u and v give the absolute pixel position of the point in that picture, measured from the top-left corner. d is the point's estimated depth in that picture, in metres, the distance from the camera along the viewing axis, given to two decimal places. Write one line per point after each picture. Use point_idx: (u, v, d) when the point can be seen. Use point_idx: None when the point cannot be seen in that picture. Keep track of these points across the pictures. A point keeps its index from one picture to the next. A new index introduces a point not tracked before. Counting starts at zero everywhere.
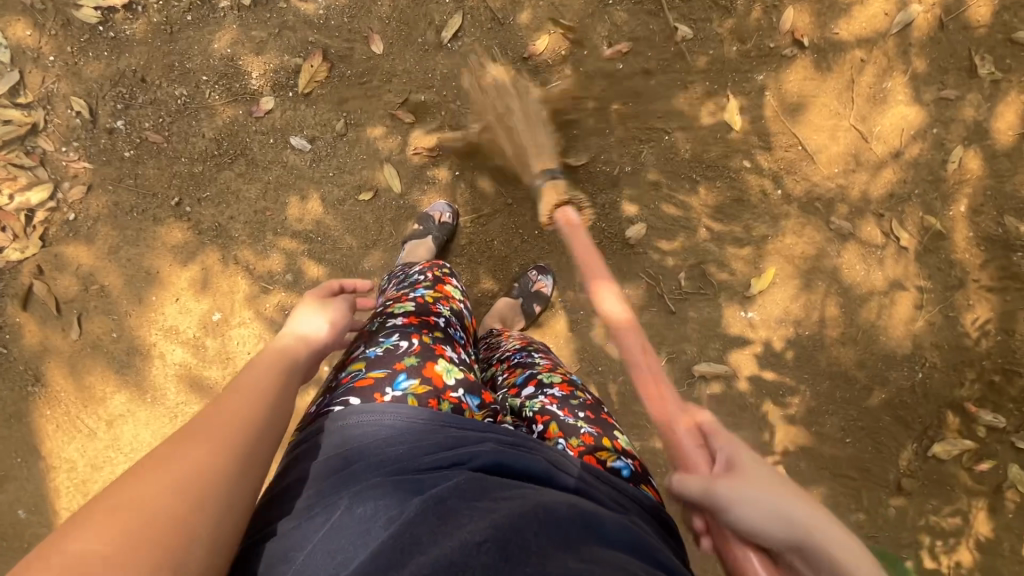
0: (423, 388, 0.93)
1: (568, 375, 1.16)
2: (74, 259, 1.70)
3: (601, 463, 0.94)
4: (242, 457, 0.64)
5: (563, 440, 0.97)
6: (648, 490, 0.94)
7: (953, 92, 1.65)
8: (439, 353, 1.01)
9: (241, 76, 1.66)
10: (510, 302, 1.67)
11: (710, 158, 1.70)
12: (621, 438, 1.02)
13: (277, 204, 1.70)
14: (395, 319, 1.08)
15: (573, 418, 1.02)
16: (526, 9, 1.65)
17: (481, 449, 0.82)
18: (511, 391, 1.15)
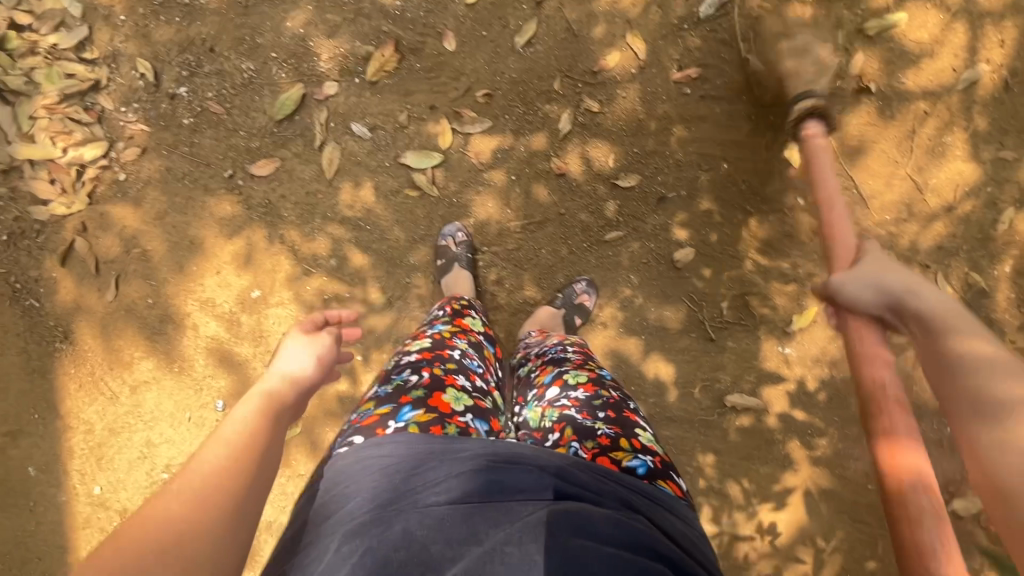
0: (428, 416, 0.96)
1: (596, 373, 1.18)
2: (120, 220, 1.68)
3: (615, 464, 0.92)
4: (215, 521, 0.67)
5: (577, 444, 0.96)
6: (669, 486, 0.92)
7: (1010, 154, 1.69)
8: (448, 382, 1.06)
9: (310, 57, 1.66)
10: (549, 311, 1.67)
11: (765, 192, 1.70)
12: (642, 435, 1.00)
13: (330, 188, 1.69)
14: (410, 355, 1.13)
15: (591, 420, 1.02)
16: (601, 23, 1.65)
17: (466, 470, 0.81)
18: (540, 391, 1.19)
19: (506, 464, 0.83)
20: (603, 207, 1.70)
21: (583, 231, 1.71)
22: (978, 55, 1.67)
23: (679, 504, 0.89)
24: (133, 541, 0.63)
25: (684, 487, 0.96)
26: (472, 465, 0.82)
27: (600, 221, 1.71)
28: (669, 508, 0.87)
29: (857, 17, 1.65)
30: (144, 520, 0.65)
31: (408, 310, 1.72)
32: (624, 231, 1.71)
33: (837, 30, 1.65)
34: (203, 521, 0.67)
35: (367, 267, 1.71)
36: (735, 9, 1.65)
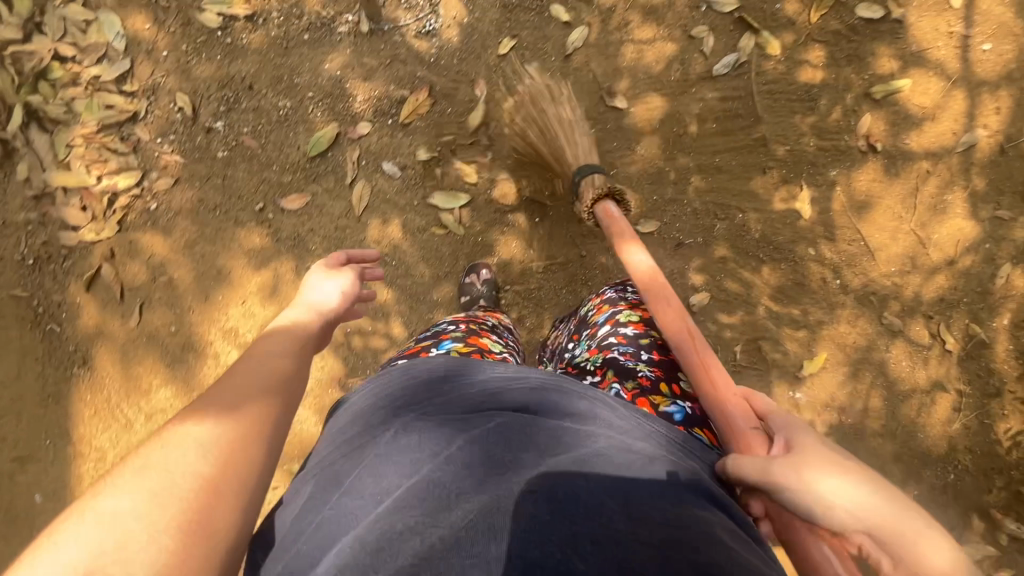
0: (466, 347, 1.18)
1: (648, 313, 1.29)
2: (148, 248, 1.70)
3: (654, 407, 1.03)
4: (247, 429, 0.73)
5: (618, 384, 1.09)
6: (703, 433, 1.00)
7: (1006, 213, 1.78)
8: (484, 334, 1.27)
9: (346, 98, 1.72)
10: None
11: (777, 241, 1.77)
12: (684, 381, 1.11)
13: (359, 224, 1.74)
14: (451, 321, 1.34)
15: (634, 361, 1.14)
16: (626, 77, 1.73)
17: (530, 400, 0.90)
18: (592, 331, 1.33)
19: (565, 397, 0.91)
20: None
21: (603, 272, 1.75)
22: (976, 121, 1.77)
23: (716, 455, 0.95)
24: (175, 441, 0.69)
25: None
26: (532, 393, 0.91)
27: (619, 264, 1.77)
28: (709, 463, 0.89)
29: (865, 80, 1.75)
30: (187, 421, 0.72)
31: None
32: None
33: (847, 92, 1.75)
34: (240, 426, 0.73)
35: (391, 301, 1.74)
36: (750, 68, 1.73)
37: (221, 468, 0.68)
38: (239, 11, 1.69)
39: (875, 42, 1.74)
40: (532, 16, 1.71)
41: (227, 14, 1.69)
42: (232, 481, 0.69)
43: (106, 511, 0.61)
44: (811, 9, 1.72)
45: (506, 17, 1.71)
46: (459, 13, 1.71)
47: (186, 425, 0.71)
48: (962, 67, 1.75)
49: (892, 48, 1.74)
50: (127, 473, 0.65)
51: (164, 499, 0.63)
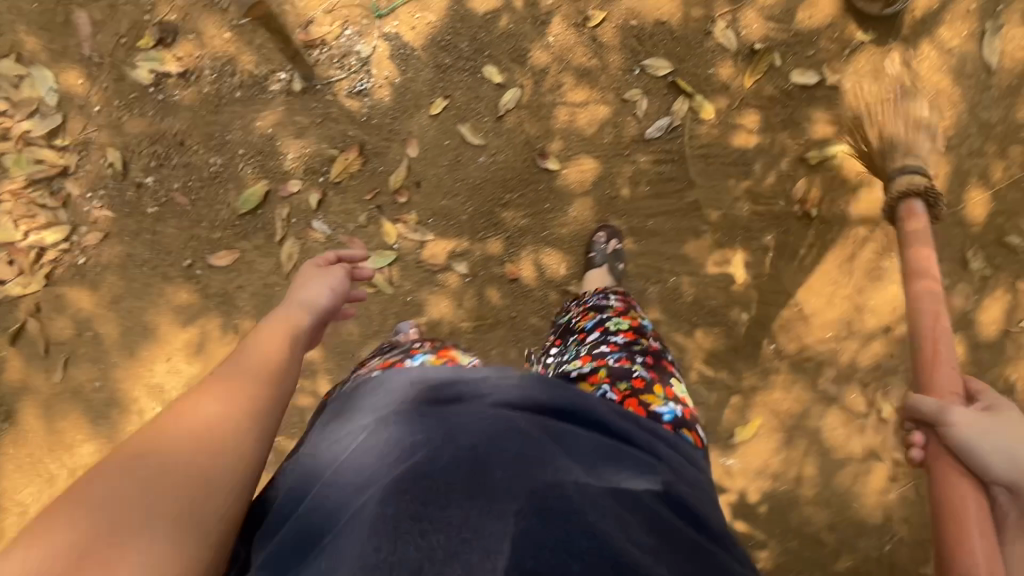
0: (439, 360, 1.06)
1: (636, 325, 1.29)
2: (75, 302, 1.70)
3: (645, 405, 0.97)
4: (242, 419, 0.69)
5: (609, 386, 1.03)
6: (690, 435, 0.96)
7: (944, 280, 1.77)
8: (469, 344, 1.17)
9: (277, 156, 1.71)
10: (600, 273, 1.67)
11: (711, 305, 1.76)
12: (675, 386, 1.08)
13: (287, 281, 1.72)
14: (438, 340, 1.20)
15: (629, 362, 1.11)
16: (559, 138, 1.72)
17: (512, 389, 0.77)
18: (581, 334, 1.31)
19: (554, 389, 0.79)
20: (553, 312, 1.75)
21: (533, 333, 1.74)
22: None
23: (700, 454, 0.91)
24: (167, 428, 0.64)
25: (705, 438, 0.98)
26: (512, 383, 0.78)
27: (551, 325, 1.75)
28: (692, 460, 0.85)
29: (800, 145, 1.73)
30: (180, 411, 0.67)
31: None
32: None
33: (782, 156, 1.73)
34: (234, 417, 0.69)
35: (319, 360, 1.73)
36: (683, 132, 1.72)
37: (213, 458, 0.63)
38: (171, 68, 1.70)
39: (811, 107, 1.72)
40: (465, 76, 1.70)
41: (159, 71, 1.70)
42: (224, 471, 0.64)
43: (98, 498, 0.55)
44: (745, 74, 1.71)
45: (439, 78, 1.70)
46: (391, 73, 1.70)
47: (180, 414, 0.66)
48: None
49: (828, 113, 1.72)
50: (116, 462, 0.59)
51: (159, 488, 0.58)
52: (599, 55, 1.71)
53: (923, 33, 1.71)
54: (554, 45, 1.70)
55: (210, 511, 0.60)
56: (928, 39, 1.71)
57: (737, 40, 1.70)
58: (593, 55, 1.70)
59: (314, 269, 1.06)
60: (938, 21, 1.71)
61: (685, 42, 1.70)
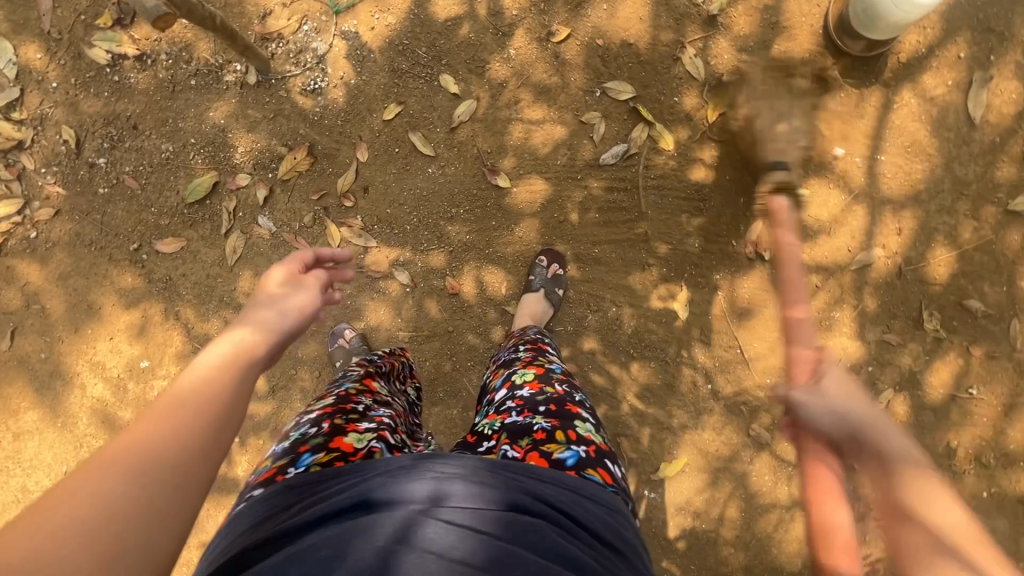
0: (328, 455, 0.82)
1: (543, 369, 1.09)
2: (24, 275, 1.74)
3: (546, 458, 0.83)
4: (155, 500, 0.55)
5: (509, 445, 0.88)
6: (598, 474, 0.84)
7: (895, 338, 1.64)
8: (350, 427, 0.89)
9: (227, 148, 1.71)
10: (535, 297, 1.66)
11: (650, 339, 1.73)
12: (580, 426, 0.91)
13: (230, 274, 1.73)
14: (310, 413, 0.94)
15: (529, 418, 0.93)
16: (511, 155, 1.69)
17: (370, 486, 0.69)
18: (490, 394, 1.10)
19: (421, 472, 0.71)
20: (490, 330, 1.73)
21: (467, 348, 1.72)
22: (874, 239, 1.64)
23: (609, 493, 0.80)
24: (59, 514, 0.50)
25: (620, 474, 0.88)
26: (367, 485, 0.69)
27: (486, 343, 1.73)
28: (590, 494, 0.76)
29: (760, 185, 1.66)
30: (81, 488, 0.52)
31: (289, 401, 1.74)
32: None
33: (739, 194, 1.67)
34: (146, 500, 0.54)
35: None
36: (639, 161, 1.68)
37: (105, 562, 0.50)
38: (128, 50, 1.70)
39: None
40: (421, 83, 1.69)
41: (116, 52, 1.70)
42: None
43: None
44: (709, 106, 1.65)
45: (394, 82, 1.69)
46: (346, 73, 1.70)
47: (83, 491, 0.52)
48: (867, 182, 1.64)
49: (792, 154, 1.65)
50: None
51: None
52: (560, 73, 1.67)
53: (906, 78, 1.61)
54: (515, 58, 1.68)
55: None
56: (910, 84, 1.61)
57: (704, 69, 1.64)
58: (554, 71, 1.67)
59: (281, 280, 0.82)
60: (924, 66, 1.61)
61: (648, 66, 1.66)
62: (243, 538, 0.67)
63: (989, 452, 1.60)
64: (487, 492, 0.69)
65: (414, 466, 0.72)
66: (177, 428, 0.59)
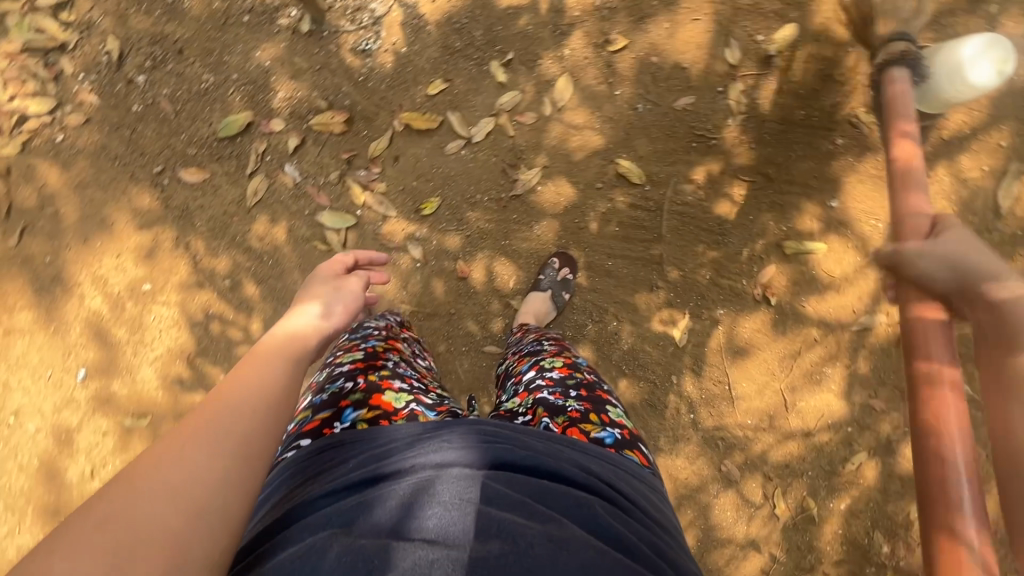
0: (371, 413, 0.88)
1: (571, 359, 1.16)
2: (44, 176, 1.74)
3: (585, 435, 0.90)
4: (228, 467, 0.58)
5: (548, 419, 0.93)
6: (635, 455, 0.91)
7: (880, 404, 1.66)
8: (385, 385, 0.95)
9: (267, 91, 1.71)
10: (541, 297, 1.68)
11: (643, 359, 1.75)
12: (611, 410, 0.99)
13: (246, 216, 1.74)
14: (341, 367, 1.01)
15: (562, 399, 0.99)
16: (544, 152, 1.69)
17: (431, 446, 0.74)
18: (516, 378, 1.16)
19: (479, 438, 0.76)
20: (490, 320, 1.75)
21: (465, 333, 1.74)
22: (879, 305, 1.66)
23: (645, 473, 0.87)
24: (143, 484, 0.53)
25: (651, 456, 0.94)
26: (428, 444, 0.75)
27: (484, 332, 1.75)
28: (630, 471, 0.84)
29: (781, 231, 1.68)
30: (165, 453, 0.56)
31: None
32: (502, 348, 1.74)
33: (759, 236, 1.69)
34: (222, 464, 0.57)
35: (256, 298, 1.75)
36: (668, 184, 1.69)
37: (192, 519, 0.53)
38: None
39: (804, 197, 1.66)
40: (470, 65, 1.69)
41: None
42: (205, 536, 0.53)
43: None
44: (748, 144, 1.66)
45: (444, 58, 1.70)
46: (398, 40, 1.70)
47: (162, 463, 0.55)
48: None
49: (819, 207, 1.66)
50: (84, 522, 0.49)
51: (126, 563, 0.48)
52: (609, 81, 1.67)
53: (943, 155, 1.63)
54: (568, 58, 1.68)
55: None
56: (945, 162, 1.63)
57: (751, 106, 1.65)
58: (604, 79, 1.67)
59: (325, 279, 0.96)
60: (963, 147, 1.62)
61: (696, 93, 1.66)
62: (304, 485, 0.73)
63: None
64: (538, 459, 0.75)
65: (472, 433, 0.78)
66: (239, 403, 0.63)
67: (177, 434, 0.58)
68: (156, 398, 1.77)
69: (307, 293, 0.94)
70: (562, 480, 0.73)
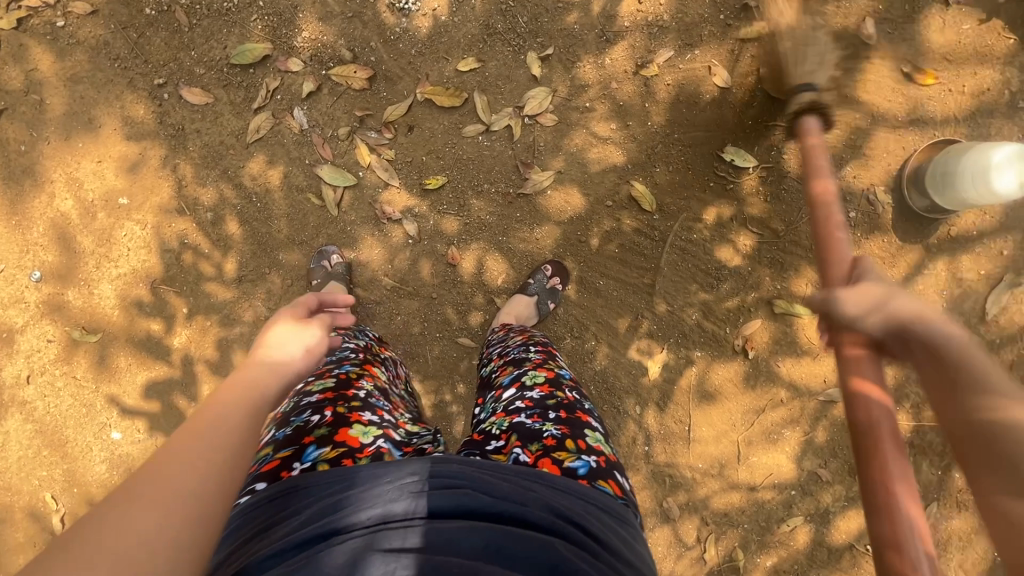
0: (335, 451, 0.83)
1: (553, 373, 1.13)
2: (35, 61, 1.62)
3: (557, 465, 0.86)
4: (185, 531, 0.53)
5: (520, 449, 0.90)
6: (608, 485, 0.86)
7: (826, 474, 1.70)
8: (353, 418, 0.91)
9: (292, 27, 1.63)
10: (525, 301, 1.64)
11: (612, 383, 1.74)
12: (589, 436, 0.95)
13: (243, 151, 1.66)
14: (310, 396, 0.97)
15: (539, 424, 0.95)
16: (561, 156, 1.65)
17: (385, 493, 0.70)
18: (497, 392, 1.12)
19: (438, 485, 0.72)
20: (470, 312, 1.71)
21: (442, 320, 1.71)
22: None
23: (618, 505, 0.83)
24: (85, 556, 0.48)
25: (627, 486, 0.90)
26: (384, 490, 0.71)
27: (461, 323, 1.71)
28: (604, 506, 0.79)
29: (774, 288, 1.67)
30: (104, 525, 0.50)
31: (248, 296, 1.68)
32: (475, 342, 1.70)
33: (752, 288, 1.68)
34: (173, 530, 0.52)
35: (236, 237, 1.68)
36: (677, 218, 1.66)
37: None
38: None
39: (805, 260, 1.66)
40: (508, 50, 1.63)
41: None
42: None
43: None
44: (763, 197, 1.64)
45: (483, 37, 1.63)
46: (439, 7, 1.63)
47: (106, 530, 0.50)
48: None
49: (816, 273, 1.66)
50: None
51: None
52: (644, 101, 1.63)
53: (947, 250, 1.62)
54: (607, 67, 1.63)
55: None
56: (948, 257, 1.62)
57: (775, 159, 1.63)
58: (638, 97, 1.63)
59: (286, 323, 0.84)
60: (968, 247, 1.61)
61: (727, 133, 1.63)
62: (250, 542, 0.68)
63: None
64: (502, 506, 0.70)
65: (432, 477, 0.73)
66: (197, 456, 0.58)
67: (118, 498, 0.52)
68: (111, 317, 1.69)
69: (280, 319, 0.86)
70: (527, 527, 0.69)
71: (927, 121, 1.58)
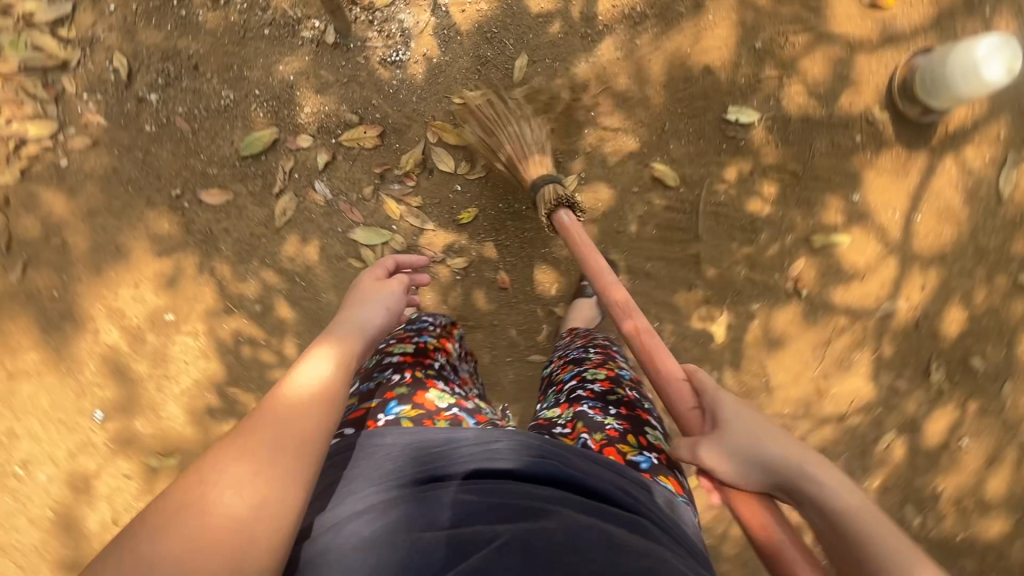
0: (416, 412, 0.96)
1: (613, 371, 1.18)
2: (47, 205, 1.59)
3: (621, 457, 0.94)
4: (285, 467, 0.68)
5: (586, 436, 0.97)
6: (668, 481, 0.94)
7: (904, 384, 1.73)
8: (430, 383, 1.03)
9: (292, 106, 1.68)
10: (588, 303, 1.66)
11: (685, 357, 1.79)
12: (651, 433, 1.02)
13: (275, 236, 1.67)
14: (392, 357, 1.10)
15: (603, 415, 1.03)
16: (580, 157, 1.78)
17: (479, 455, 0.83)
18: (557, 386, 1.19)
19: (534, 455, 0.83)
20: (534, 327, 1.74)
21: (511, 344, 1.72)
22: (899, 290, 1.72)
23: (678, 502, 0.90)
24: (217, 475, 0.65)
25: (686, 484, 0.98)
26: (475, 453, 0.83)
27: (528, 342, 1.73)
28: (658, 495, 0.88)
29: (808, 225, 1.75)
30: (231, 451, 0.68)
31: None
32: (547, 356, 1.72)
33: (788, 231, 1.75)
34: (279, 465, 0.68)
35: (290, 320, 1.68)
36: (702, 185, 1.76)
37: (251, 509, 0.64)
38: None
39: (827, 190, 1.73)
40: (498, 74, 1.74)
41: None
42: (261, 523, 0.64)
43: (149, 548, 0.58)
44: (774, 144, 1.73)
45: (475, 68, 1.73)
46: (428, 51, 1.73)
47: (229, 455, 0.67)
48: (902, 239, 1.71)
49: (841, 200, 1.73)
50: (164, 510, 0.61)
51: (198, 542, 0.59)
52: (640, 85, 1.75)
53: (951, 147, 1.68)
54: (598, 61, 1.75)
55: (261, 528, 0.63)
56: (953, 153, 1.68)
57: (776, 108, 1.71)
58: (635, 85, 1.75)
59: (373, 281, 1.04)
60: (968, 137, 1.66)
61: (726, 95, 1.73)
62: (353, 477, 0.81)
63: (968, 497, 1.68)
64: (582, 478, 0.82)
65: (525, 449, 0.84)
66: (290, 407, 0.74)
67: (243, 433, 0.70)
68: (183, 435, 1.64)
69: (358, 296, 0.99)
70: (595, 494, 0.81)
71: (899, 36, 1.67)
